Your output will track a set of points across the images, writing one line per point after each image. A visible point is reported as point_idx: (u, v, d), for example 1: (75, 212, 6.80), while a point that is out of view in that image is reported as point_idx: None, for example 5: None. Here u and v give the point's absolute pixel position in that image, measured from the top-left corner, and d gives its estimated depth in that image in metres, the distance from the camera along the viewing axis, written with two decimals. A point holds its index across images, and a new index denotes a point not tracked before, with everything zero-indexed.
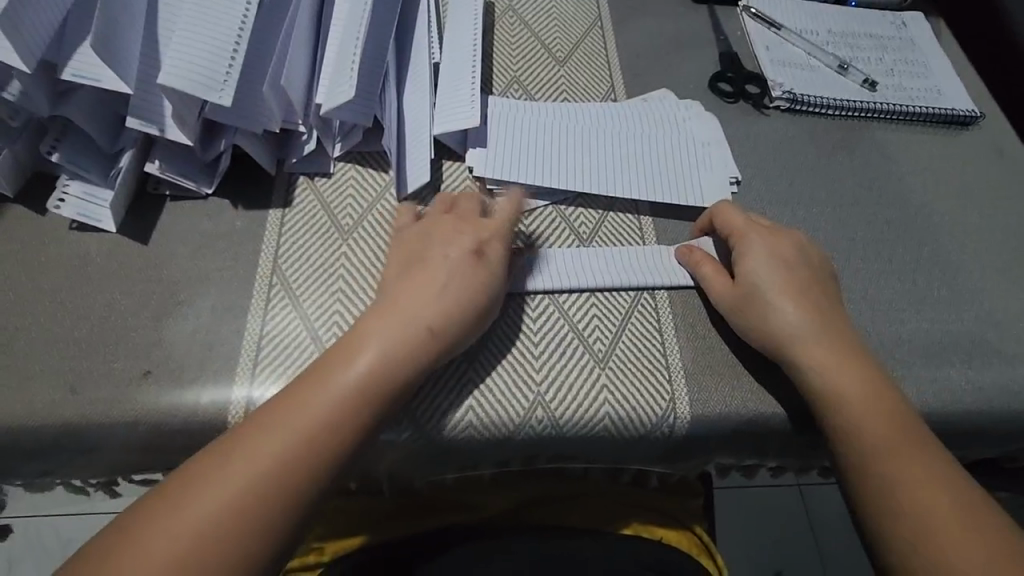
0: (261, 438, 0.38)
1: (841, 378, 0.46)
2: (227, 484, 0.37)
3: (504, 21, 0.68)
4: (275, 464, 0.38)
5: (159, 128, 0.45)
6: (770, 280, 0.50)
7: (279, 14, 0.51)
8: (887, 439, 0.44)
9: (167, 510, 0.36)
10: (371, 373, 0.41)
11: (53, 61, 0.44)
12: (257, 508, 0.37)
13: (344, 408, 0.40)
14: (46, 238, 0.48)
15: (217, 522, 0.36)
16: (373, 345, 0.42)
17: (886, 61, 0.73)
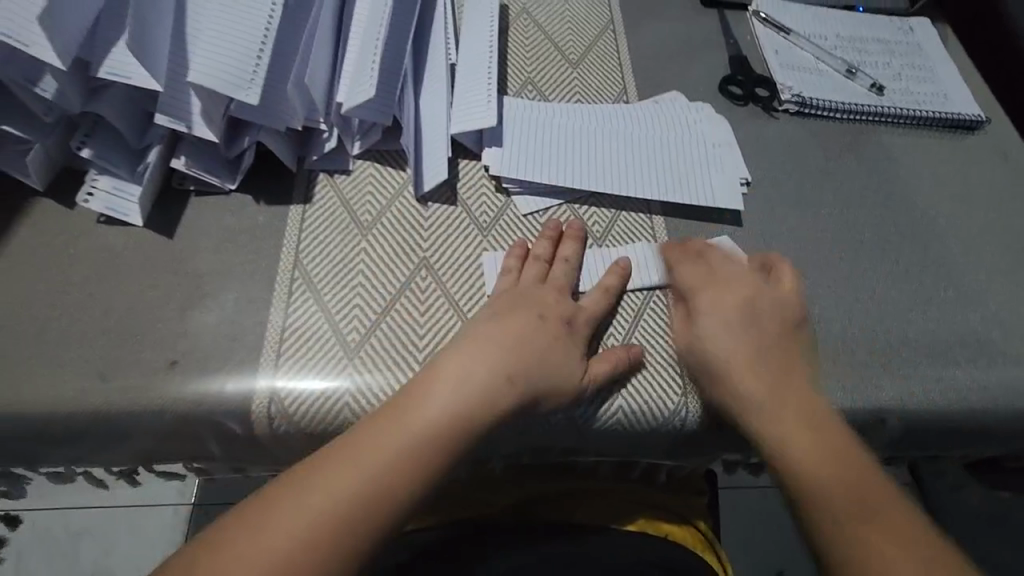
0: (344, 462, 0.40)
1: (782, 412, 0.46)
2: (310, 505, 0.38)
3: (519, 24, 0.70)
4: (356, 493, 0.39)
5: (186, 125, 0.47)
6: (724, 345, 0.48)
7: (302, 15, 0.52)
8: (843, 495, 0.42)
9: (254, 525, 0.37)
10: (450, 408, 0.43)
11: (87, 59, 0.45)
12: (337, 532, 0.38)
13: (428, 440, 0.42)
14: (75, 231, 0.49)
15: (299, 543, 0.37)
16: (450, 378, 0.44)
17: (894, 66, 0.74)
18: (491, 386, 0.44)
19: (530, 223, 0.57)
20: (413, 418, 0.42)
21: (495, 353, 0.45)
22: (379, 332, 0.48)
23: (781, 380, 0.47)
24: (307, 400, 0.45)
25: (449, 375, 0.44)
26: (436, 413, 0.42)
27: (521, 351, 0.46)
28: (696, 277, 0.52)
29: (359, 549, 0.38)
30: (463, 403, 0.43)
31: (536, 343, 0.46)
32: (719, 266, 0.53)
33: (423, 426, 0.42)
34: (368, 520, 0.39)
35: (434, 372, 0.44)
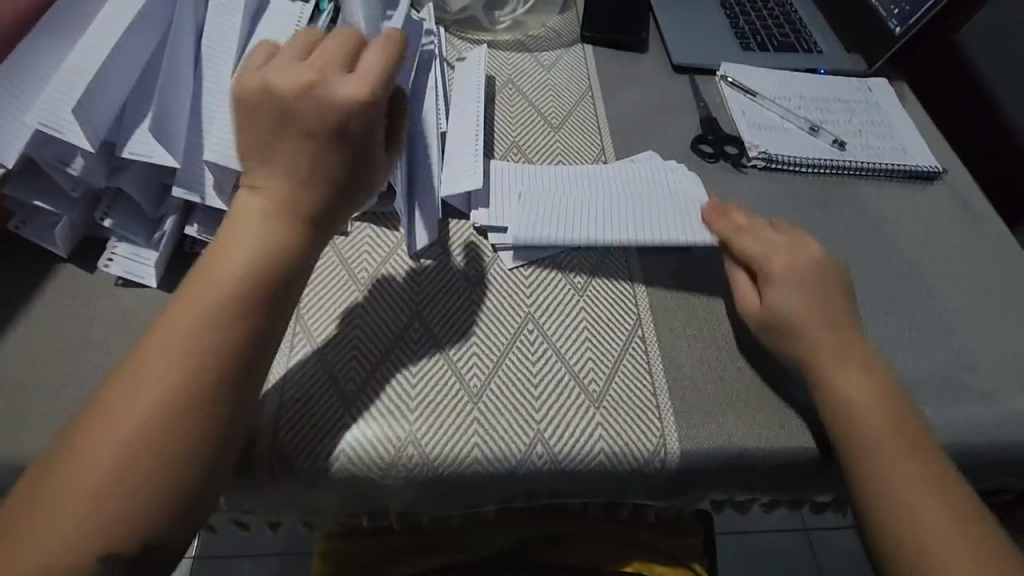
0: (129, 385, 0.39)
1: (851, 385, 0.52)
2: (112, 428, 0.38)
3: (504, 93, 0.76)
4: (156, 405, 0.38)
5: (200, 196, 0.52)
6: (795, 301, 0.55)
7: None
8: (913, 484, 0.47)
9: (76, 452, 0.37)
10: (208, 304, 0.41)
11: (113, 141, 0.50)
12: (145, 445, 0.38)
13: (227, 314, 0.41)
14: (95, 293, 0.53)
15: (115, 464, 0.37)
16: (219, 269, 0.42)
17: (854, 122, 0.80)
18: (267, 252, 0.43)
19: (516, 276, 0.61)
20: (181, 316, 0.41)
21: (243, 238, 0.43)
22: (373, 383, 0.52)
23: (830, 340, 0.54)
24: (308, 447, 0.49)
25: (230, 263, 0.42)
26: (201, 314, 0.41)
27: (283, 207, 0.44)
28: (761, 241, 0.59)
29: (190, 462, 0.38)
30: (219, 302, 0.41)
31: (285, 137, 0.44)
32: (768, 234, 0.59)
33: (192, 321, 0.40)
34: (167, 418, 0.38)
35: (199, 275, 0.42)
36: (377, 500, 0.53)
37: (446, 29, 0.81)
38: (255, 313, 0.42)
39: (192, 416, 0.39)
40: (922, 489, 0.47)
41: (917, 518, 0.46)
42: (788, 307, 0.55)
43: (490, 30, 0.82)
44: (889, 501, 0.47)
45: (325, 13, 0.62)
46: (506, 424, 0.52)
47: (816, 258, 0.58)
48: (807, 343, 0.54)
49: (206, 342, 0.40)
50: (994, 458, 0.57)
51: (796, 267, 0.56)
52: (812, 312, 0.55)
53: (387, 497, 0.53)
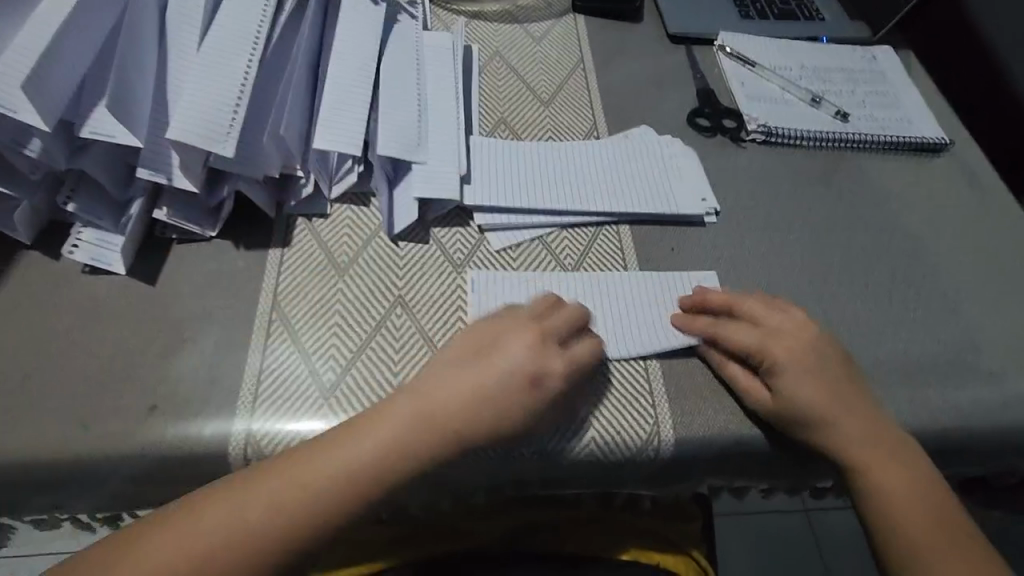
0: (267, 484, 0.41)
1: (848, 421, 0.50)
2: (228, 511, 0.40)
3: (491, 66, 0.72)
4: (278, 505, 0.41)
5: (167, 178, 0.49)
6: (813, 400, 0.50)
7: (277, 70, 0.55)
8: (910, 502, 0.49)
9: (182, 524, 0.40)
10: (411, 443, 0.43)
11: (71, 120, 0.48)
12: (250, 543, 0.40)
13: (385, 459, 0.43)
14: (61, 282, 0.51)
15: (214, 552, 0.39)
16: (439, 410, 0.44)
17: (858, 93, 0.77)
18: (429, 436, 0.44)
19: (503, 257, 0.58)
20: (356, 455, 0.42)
21: (478, 389, 0.45)
22: (353, 369, 0.50)
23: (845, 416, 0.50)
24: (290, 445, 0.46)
25: (439, 405, 0.45)
26: (373, 454, 0.43)
27: (445, 405, 0.44)
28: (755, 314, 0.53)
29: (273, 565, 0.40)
30: (405, 453, 0.43)
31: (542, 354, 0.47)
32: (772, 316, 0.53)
33: (364, 463, 0.42)
34: (282, 532, 0.40)
35: (469, 398, 0.45)
36: None
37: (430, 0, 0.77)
38: (407, 467, 0.43)
39: (295, 538, 0.41)
40: (919, 508, 0.49)
41: (908, 536, 0.48)
42: (807, 409, 0.49)
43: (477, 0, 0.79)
44: (882, 514, 0.49)
45: None
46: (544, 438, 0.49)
47: (810, 331, 0.53)
48: (828, 434, 0.50)
49: (354, 489, 0.42)
50: (1001, 441, 0.55)
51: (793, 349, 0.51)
52: (827, 404, 0.50)
53: None
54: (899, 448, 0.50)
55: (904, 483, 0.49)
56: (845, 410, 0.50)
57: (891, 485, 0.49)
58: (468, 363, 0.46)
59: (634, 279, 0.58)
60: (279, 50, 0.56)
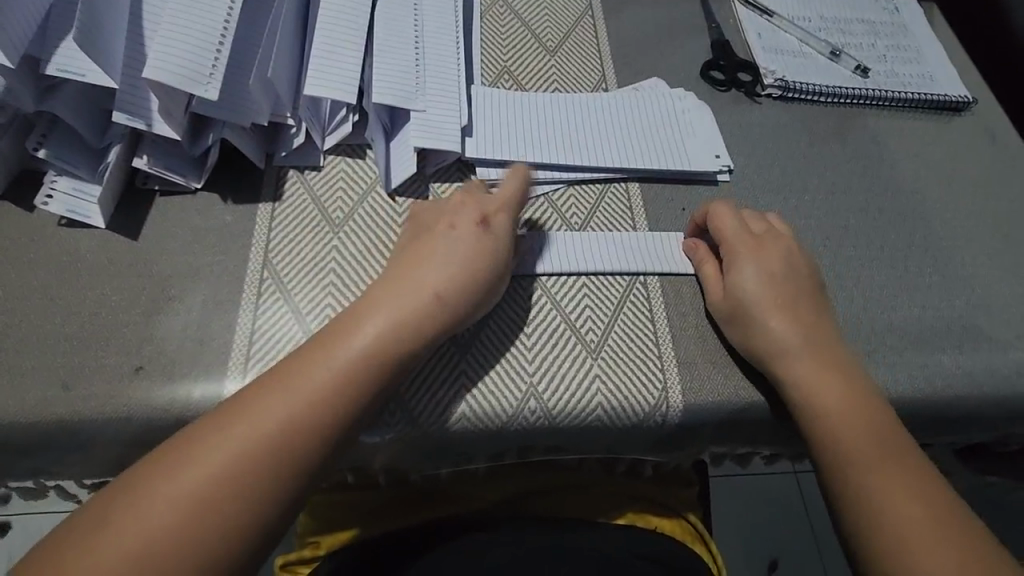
0: (221, 433, 0.38)
1: (824, 388, 0.46)
2: (195, 469, 0.36)
3: (494, 10, 0.68)
4: (248, 448, 0.37)
5: (146, 123, 0.45)
6: (761, 293, 0.49)
7: (263, 7, 0.51)
8: (865, 443, 0.44)
9: (139, 500, 0.35)
10: (364, 359, 0.41)
11: (37, 56, 0.43)
12: (232, 496, 0.36)
13: (340, 375, 0.41)
14: (36, 235, 0.48)
15: (194, 515, 0.35)
16: (378, 323, 0.42)
17: (879, 47, 0.73)
18: (382, 336, 0.42)
19: None
20: (319, 366, 0.40)
21: (414, 305, 0.44)
22: None
23: (812, 346, 0.48)
24: None
25: (379, 321, 0.43)
26: (331, 376, 0.40)
27: (399, 292, 0.44)
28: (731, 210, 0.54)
29: (270, 513, 0.37)
30: (363, 365, 0.41)
31: (477, 250, 0.46)
32: (755, 223, 0.54)
33: (328, 381, 0.40)
34: (251, 483, 0.37)
35: (408, 308, 0.43)
36: (359, 458, 0.50)
37: None
38: (364, 375, 0.41)
39: (258, 479, 0.37)
40: (876, 451, 0.44)
41: (887, 522, 0.42)
42: (752, 300, 0.49)
43: None
44: (856, 499, 0.43)
45: None
46: (499, 363, 0.49)
47: (778, 234, 0.53)
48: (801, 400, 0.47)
49: (310, 404, 0.39)
50: (1014, 408, 0.54)
51: (767, 264, 0.51)
52: (783, 299, 0.49)
53: (369, 454, 0.49)
54: (846, 384, 0.47)
55: (854, 417, 0.45)
56: (778, 318, 0.49)
57: (843, 424, 0.45)
58: (407, 254, 0.47)
59: (642, 238, 0.56)
60: None
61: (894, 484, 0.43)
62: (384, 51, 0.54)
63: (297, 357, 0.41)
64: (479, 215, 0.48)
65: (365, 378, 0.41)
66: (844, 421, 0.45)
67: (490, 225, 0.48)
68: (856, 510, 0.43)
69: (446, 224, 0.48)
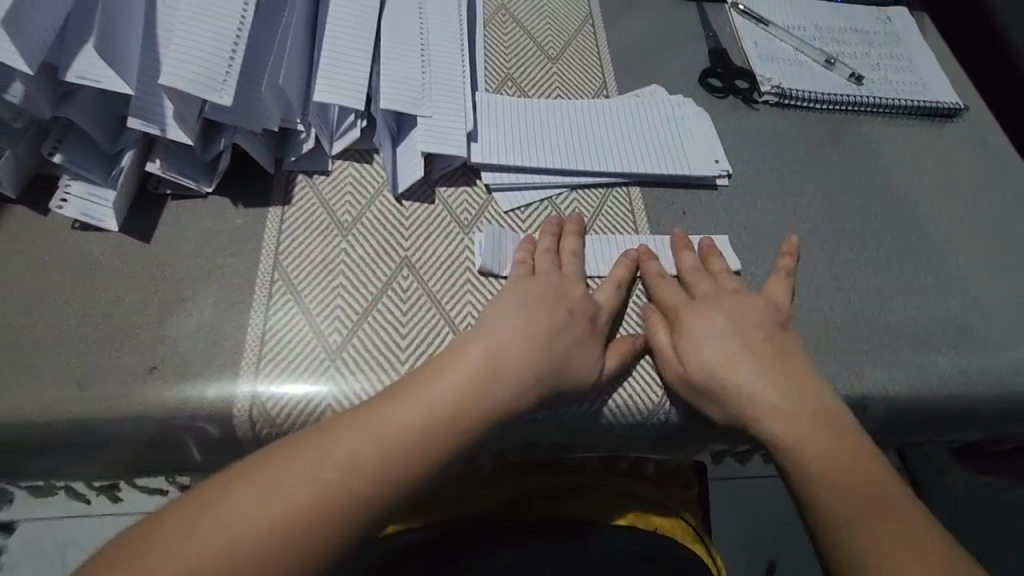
0: (295, 464, 0.38)
1: (805, 439, 0.45)
2: (292, 487, 0.38)
3: (497, 19, 0.69)
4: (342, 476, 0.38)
5: (160, 128, 0.46)
6: (724, 350, 0.48)
7: (274, 16, 0.52)
8: (847, 492, 0.43)
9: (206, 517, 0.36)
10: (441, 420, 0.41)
11: (54, 63, 0.44)
12: (316, 522, 0.37)
13: (438, 419, 0.41)
14: (50, 238, 0.49)
15: (260, 540, 0.36)
16: (478, 369, 0.43)
17: (872, 56, 0.75)
18: (480, 383, 0.43)
19: (513, 219, 0.56)
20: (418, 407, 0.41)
21: (491, 365, 0.44)
22: (362, 332, 0.48)
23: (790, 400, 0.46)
24: (296, 408, 0.45)
25: (478, 368, 0.43)
26: (428, 418, 0.41)
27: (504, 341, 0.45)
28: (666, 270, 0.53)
29: (329, 555, 0.37)
30: (461, 414, 0.42)
31: (579, 309, 0.48)
32: (698, 282, 0.52)
33: (425, 422, 0.41)
34: (336, 513, 0.38)
35: (490, 368, 0.43)
36: None
37: None
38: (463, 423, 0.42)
39: (342, 509, 0.38)
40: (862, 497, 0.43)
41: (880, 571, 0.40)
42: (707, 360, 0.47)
43: None
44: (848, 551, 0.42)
45: None
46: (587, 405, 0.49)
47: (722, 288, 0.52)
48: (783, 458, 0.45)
49: (407, 446, 0.40)
50: (1008, 407, 0.55)
51: (717, 324, 0.49)
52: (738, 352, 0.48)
53: None
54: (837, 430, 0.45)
55: (842, 466, 0.44)
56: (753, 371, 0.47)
57: (829, 472, 0.44)
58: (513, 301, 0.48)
59: (641, 241, 0.57)
60: None
61: (883, 534, 0.41)
62: (392, 58, 0.56)
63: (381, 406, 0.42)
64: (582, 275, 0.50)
65: (459, 428, 0.41)
66: (824, 468, 0.44)
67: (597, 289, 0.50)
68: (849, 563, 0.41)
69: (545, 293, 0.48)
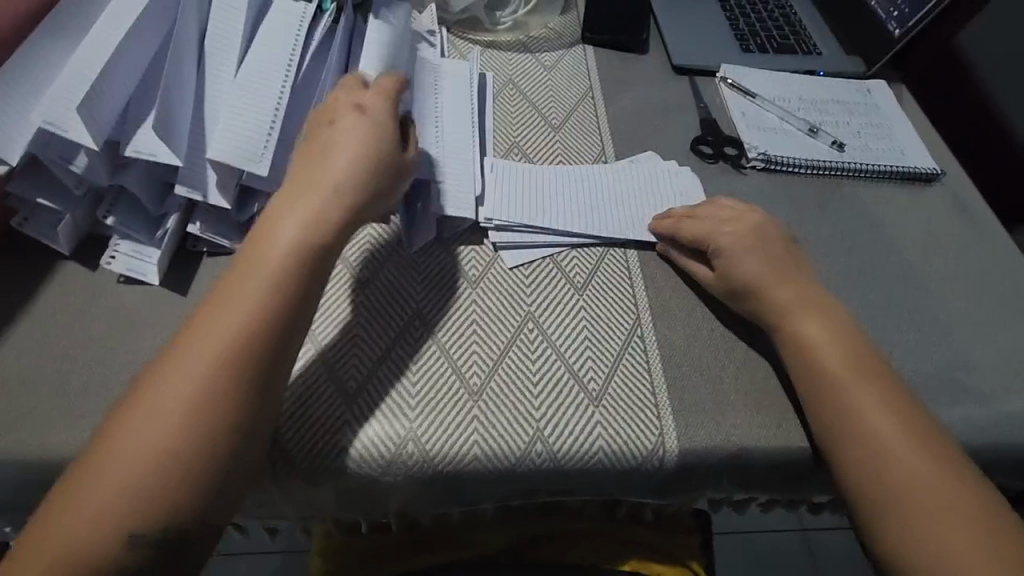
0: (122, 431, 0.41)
1: (863, 394, 0.50)
2: (121, 451, 0.40)
3: (504, 92, 0.76)
4: (171, 418, 0.41)
5: (202, 195, 0.52)
6: (818, 343, 0.53)
7: (307, 95, 0.59)
8: (894, 443, 0.48)
9: (92, 465, 0.40)
10: (258, 304, 0.45)
11: (116, 139, 0.51)
12: (157, 468, 0.40)
13: (238, 338, 0.43)
14: (98, 291, 0.54)
15: (114, 504, 0.39)
16: (263, 273, 0.46)
17: (853, 124, 0.80)
18: (268, 283, 0.45)
19: (518, 275, 0.61)
20: (204, 334, 0.43)
21: (288, 240, 0.47)
22: (376, 381, 0.53)
23: (845, 358, 0.52)
24: (320, 450, 0.50)
25: (262, 270, 0.46)
26: (222, 337, 0.43)
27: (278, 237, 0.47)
28: (737, 237, 0.60)
29: (179, 487, 0.40)
30: (248, 317, 0.44)
31: (339, 190, 0.49)
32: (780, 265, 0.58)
33: (229, 347, 0.43)
34: (178, 450, 0.40)
35: (275, 274, 0.46)
36: (378, 500, 0.53)
37: (448, 30, 0.81)
38: (261, 326, 0.44)
39: (175, 446, 0.40)
40: (911, 456, 0.48)
41: (914, 526, 0.46)
42: (818, 365, 0.52)
43: (491, 30, 0.83)
44: (888, 498, 0.47)
45: (327, 12, 0.62)
46: (508, 423, 0.52)
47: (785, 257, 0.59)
48: (847, 410, 0.50)
49: (214, 365, 0.42)
50: (992, 454, 0.58)
51: (802, 300, 0.56)
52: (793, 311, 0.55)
53: (385, 495, 0.53)
54: (954, 482, 0.47)
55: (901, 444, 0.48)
56: (868, 393, 0.50)
57: (880, 431, 0.49)
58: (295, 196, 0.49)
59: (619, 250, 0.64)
60: (309, 76, 0.60)
61: (923, 488, 0.46)
62: None
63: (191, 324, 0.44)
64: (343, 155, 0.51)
65: (251, 330, 0.44)
66: (876, 423, 0.49)
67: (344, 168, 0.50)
68: (887, 510, 0.47)
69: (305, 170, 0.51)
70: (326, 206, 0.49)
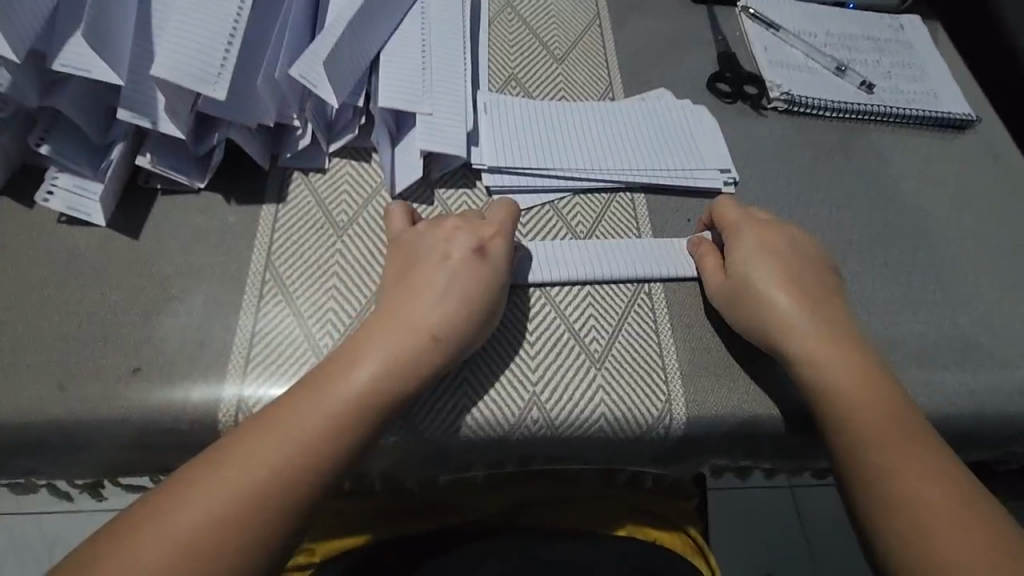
0: (174, 507, 0.35)
1: (840, 373, 0.45)
2: (169, 524, 0.35)
3: (502, 18, 0.68)
4: (234, 499, 0.36)
5: (152, 121, 0.45)
6: (845, 386, 0.45)
7: (274, 9, 0.51)
8: (881, 427, 0.43)
9: (132, 531, 0.35)
10: (362, 391, 0.40)
11: (43, 50, 0.43)
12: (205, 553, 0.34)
13: (325, 431, 0.39)
14: (35, 231, 0.47)
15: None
16: (371, 364, 0.41)
17: (883, 64, 0.73)
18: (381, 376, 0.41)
19: None
20: (291, 417, 0.39)
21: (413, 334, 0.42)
22: None
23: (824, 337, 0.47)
24: None
25: (368, 364, 0.41)
26: (308, 422, 0.39)
27: (400, 330, 0.43)
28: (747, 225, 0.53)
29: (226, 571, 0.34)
30: (351, 409, 0.40)
31: (476, 287, 0.45)
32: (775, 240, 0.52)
33: (308, 432, 0.38)
34: (239, 535, 0.35)
35: (383, 368, 0.41)
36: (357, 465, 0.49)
37: None
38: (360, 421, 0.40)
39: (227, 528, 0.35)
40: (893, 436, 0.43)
41: (911, 514, 0.40)
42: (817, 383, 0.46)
43: None
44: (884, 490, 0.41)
45: None
46: (502, 386, 0.48)
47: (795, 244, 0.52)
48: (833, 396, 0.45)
49: (303, 456, 0.38)
50: (1017, 424, 0.54)
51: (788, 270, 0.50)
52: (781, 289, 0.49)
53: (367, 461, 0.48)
54: (948, 496, 0.40)
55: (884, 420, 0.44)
56: (889, 447, 0.43)
57: (861, 408, 0.44)
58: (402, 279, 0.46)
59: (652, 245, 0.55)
60: None
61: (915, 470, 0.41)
62: (394, 56, 0.54)
63: (285, 399, 0.40)
64: (473, 240, 0.47)
65: (354, 425, 0.39)
66: (858, 402, 0.45)
67: (488, 259, 0.46)
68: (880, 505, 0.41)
69: (438, 256, 0.46)
70: (467, 308, 0.44)
